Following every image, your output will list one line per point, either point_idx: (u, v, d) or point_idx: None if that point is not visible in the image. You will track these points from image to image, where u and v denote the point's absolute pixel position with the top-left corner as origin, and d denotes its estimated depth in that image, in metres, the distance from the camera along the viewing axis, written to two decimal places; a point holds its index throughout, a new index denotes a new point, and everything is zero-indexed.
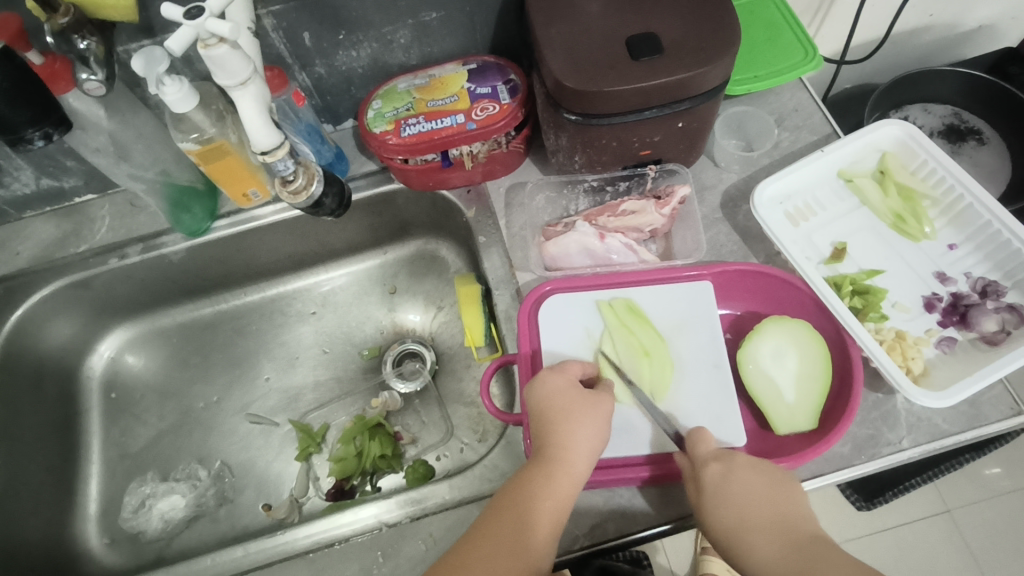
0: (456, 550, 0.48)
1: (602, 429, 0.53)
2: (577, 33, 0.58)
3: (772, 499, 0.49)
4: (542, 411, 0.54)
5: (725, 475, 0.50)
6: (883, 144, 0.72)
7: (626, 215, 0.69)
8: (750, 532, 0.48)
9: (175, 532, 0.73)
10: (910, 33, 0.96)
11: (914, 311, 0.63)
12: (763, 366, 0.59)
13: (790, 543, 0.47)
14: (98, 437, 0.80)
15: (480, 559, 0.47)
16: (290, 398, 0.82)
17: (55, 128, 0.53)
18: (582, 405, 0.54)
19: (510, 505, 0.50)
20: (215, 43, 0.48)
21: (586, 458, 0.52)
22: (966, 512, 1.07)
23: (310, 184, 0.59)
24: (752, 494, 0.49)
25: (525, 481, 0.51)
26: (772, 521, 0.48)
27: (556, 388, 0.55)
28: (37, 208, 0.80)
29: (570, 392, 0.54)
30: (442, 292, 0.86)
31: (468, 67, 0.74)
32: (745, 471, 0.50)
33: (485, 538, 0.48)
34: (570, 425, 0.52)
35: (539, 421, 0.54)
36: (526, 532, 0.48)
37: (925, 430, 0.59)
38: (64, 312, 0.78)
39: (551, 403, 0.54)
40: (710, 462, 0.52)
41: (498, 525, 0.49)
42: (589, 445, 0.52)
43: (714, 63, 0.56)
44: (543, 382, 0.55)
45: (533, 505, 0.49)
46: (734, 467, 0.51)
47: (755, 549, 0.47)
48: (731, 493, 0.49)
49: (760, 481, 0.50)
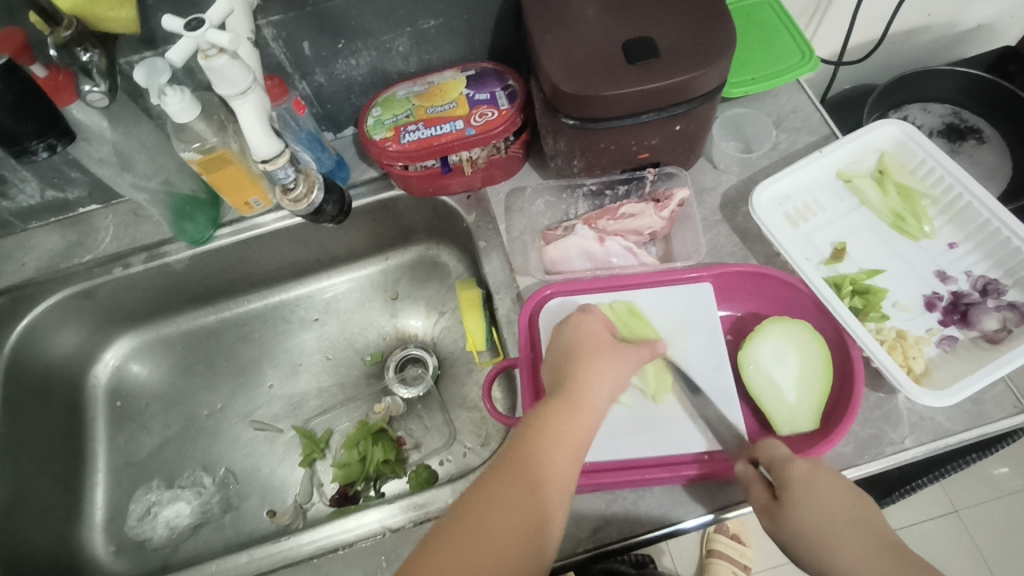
0: (482, 486, 0.44)
1: (621, 375, 0.54)
2: (575, 38, 0.58)
3: (859, 504, 0.47)
4: (569, 352, 0.54)
5: (809, 475, 0.49)
6: (881, 144, 0.72)
7: (625, 219, 0.69)
8: (839, 532, 0.46)
9: (180, 539, 0.74)
10: (908, 33, 0.96)
11: (915, 310, 0.63)
12: (764, 367, 0.59)
13: (888, 547, 0.45)
14: (103, 445, 0.81)
15: (508, 493, 0.44)
16: (293, 404, 0.82)
17: (60, 139, 0.54)
18: (604, 350, 0.55)
19: (536, 437, 0.47)
20: (215, 54, 0.49)
21: (605, 398, 0.52)
22: (974, 512, 1.07)
23: (310, 191, 0.59)
24: (839, 495, 0.48)
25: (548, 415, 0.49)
26: (862, 524, 0.46)
27: (583, 333, 0.56)
28: (42, 219, 0.80)
29: (596, 338, 0.56)
30: (443, 297, 0.87)
31: (467, 74, 0.74)
32: (825, 477, 0.49)
33: (512, 472, 0.45)
34: (595, 366, 0.53)
35: (565, 360, 0.54)
36: (555, 464, 0.46)
37: (928, 429, 0.58)
38: (69, 322, 0.79)
39: (579, 344, 0.55)
40: (795, 459, 0.50)
41: (523, 458, 0.46)
42: (609, 386, 0.52)
43: (710, 65, 0.56)
44: (573, 328, 0.57)
45: (558, 437, 0.47)
46: (818, 467, 0.49)
47: (847, 550, 0.45)
48: (819, 492, 0.48)
49: (844, 484, 0.48)
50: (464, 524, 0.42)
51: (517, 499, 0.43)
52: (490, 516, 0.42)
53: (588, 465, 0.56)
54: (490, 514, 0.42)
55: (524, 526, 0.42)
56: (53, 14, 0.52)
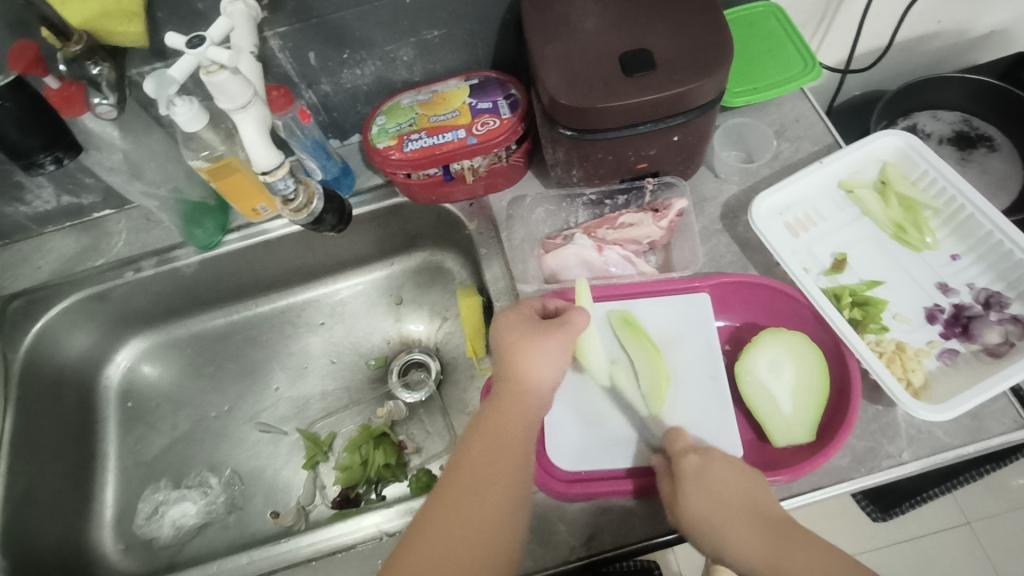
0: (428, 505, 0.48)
1: (557, 359, 0.54)
2: (572, 50, 0.59)
3: (748, 488, 0.50)
4: (499, 350, 0.55)
5: (702, 466, 0.51)
6: (883, 154, 0.71)
7: (624, 228, 0.69)
8: (725, 517, 0.48)
9: (186, 539, 0.76)
10: (918, 39, 0.95)
11: (915, 322, 0.63)
12: (760, 378, 0.59)
13: (771, 527, 0.48)
14: (114, 445, 0.83)
15: (451, 504, 0.47)
16: (299, 407, 0.84)
17: (66, 152, 0.56)
18: (534, 337, 0.54)
19: (473, 445, 0.50)
20: (217, 69, 0.50)
21: (542, 389, 0.53)
22: (986, 524, 1.06)
23: (310, 201, 0.60)
24: (728, 483, 0.50)
25: (482, 423, 0.51)
26: (749, 507, 0.49)
27: (512, 325, 0.55)
28: (58, 224, 0.83)
29: (527, 326, 0.55)
30: (447, 302, 0.88)
31: (470, 83, 0.75)
32: (720, 464, 0.51)
33: (452, 484, 0.48)
34: (524, 358, 0.53)
35: (496, 359, 0.55)
36: (494, 468, 0.48)
37: (926, 443, 0.58)
38: (81, 324, 0.81)
39: (508, 338, 0.55)
40: (688, 453, 0.53)
41: (463, 468, 0.49)
42: (542, 374, 0.53)
43: (706, 77, 0.56)
44: (499, 321, 0.56)
45: (495, 441, 0.50)
46: (711, 459, 0.52)
47: (734, 533, 0.48)
48: (708, 482, 0.50)
49: (733, 471, 0.51)
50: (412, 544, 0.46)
51: (461, 510, 0.47)
52: (436, 532, 0.46)
53: (583, 473, 0.57)
54: (436, 529, 0.46)
55: (482, 518, 0.46)
56: (65, 30, 0.54)
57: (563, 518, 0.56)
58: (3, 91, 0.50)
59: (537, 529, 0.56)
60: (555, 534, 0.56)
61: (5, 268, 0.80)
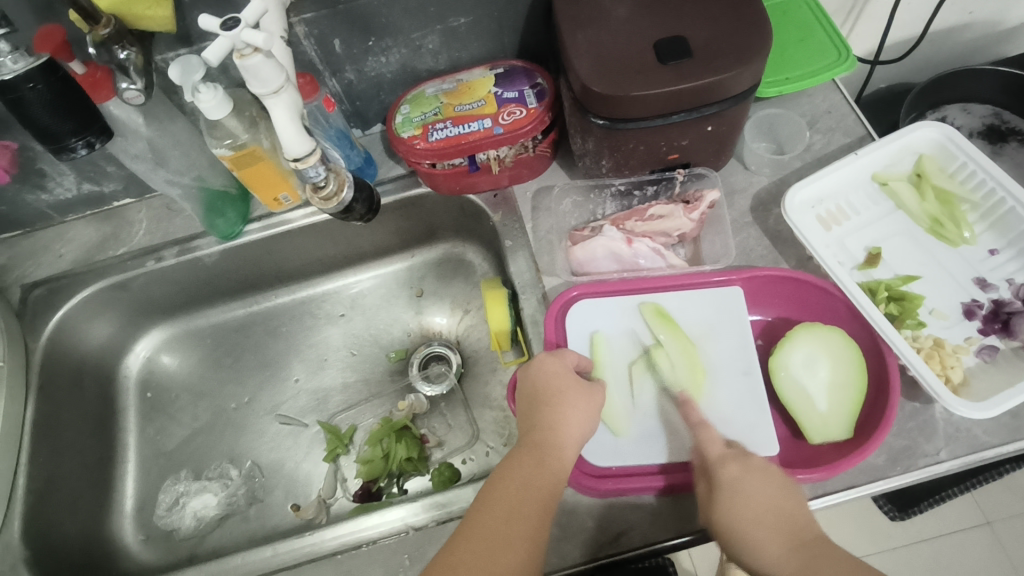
0: (445, 550, 0.47)
1: (592, 416, 0.55)
2: (605, 36, 0.58)
3: (779, 500, 0.48)
4: (535, 395, 0.55)
5: (739, 473, 0.50)
6: (919, 147, 0.69)
7: (654, 220, 0.68)
8: (755, 530, 0.46)
9: (207, 530, 0.75)
10: (949, 31, 0.93)
11: (953, 318, 0.62)
12: (795, 375, 0.58)
13: (801, 543, 0.45)
14: (134, 435, 0.82)
15: (473, 556, 0.46)
16: (319, 399, 0.83)
17: (98, 137, 0.54)
18: (575, 391, 0.55)
19: (499, 495, 0.50)
20: (250, 52, 0.49)
21: (574, 443, 0.53)
22: (1006, 525, 1.05)
23: (341, 189, 0.59)
24: (760, 496, 0.48)
25: (500, 479, 0.51)
26: (780, 520, 0.47)
27: (553, 370, 0.56)
28: (78, 213, 0.82)
29: (568, 377, 0.56)
30: (469, 295, 0.87)
31: (495, 72, 0.74)
32: (756, 474, 0.50)
33: (475, 532, 0.48)
34: (562, 408, 0.54)
35: (524, 414, 0.55)
36: (518, 522, 0.48)
37: (964, 442, 0.57)
38: (101, 314, 0.81)
39: (547, 386, 0.55)
40: (726, 461, 0.51)
41: (487, 517, 0.48)
42: (575, 430, 0.53)
43: (744, 66, 0.55)
44: (540, 364, 0.57)
45: (524, 493, 0.49)
46: (748, 469, 0.50)
47: (763, 547, 0.46)
48: (740, 490, 0.49)
49: (764, 483, 0.49)
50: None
51: (474, 564, 0.45)
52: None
53: (613, 469, 0.56)
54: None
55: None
56: (93, 13, 0.52)
57: (593, 514, 0.55)
58: (34, 73, 0.49)
59: (565, 525, 0.55)
60: (584, 531, 0.55)
61: (27, 256, 0.80)
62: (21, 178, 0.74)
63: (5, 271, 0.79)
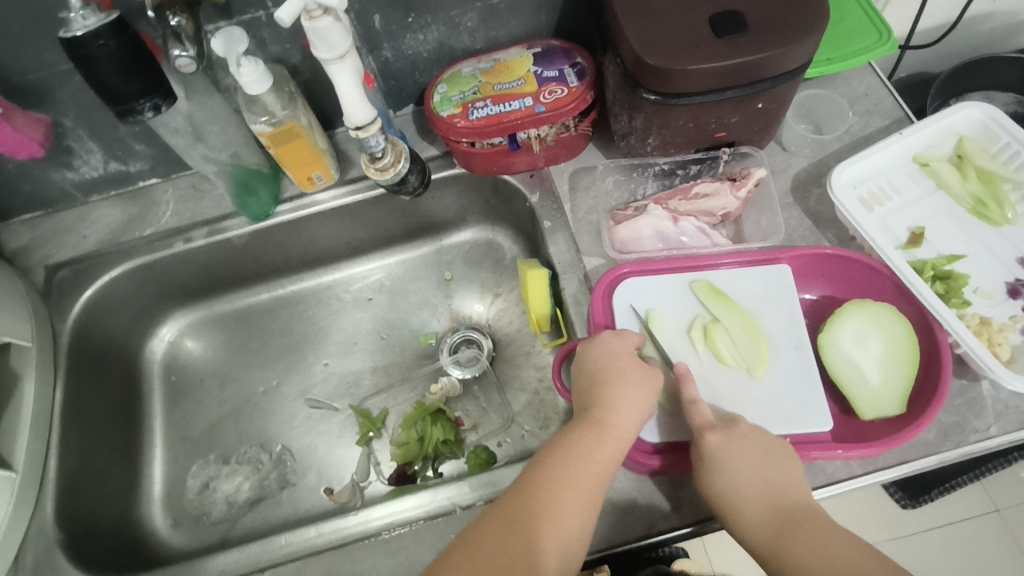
0: (501, 505, 0.48)
1: (651, 400, 0.54)
2: (658, 10, 0.57)
3: (769, 472, 0.50)
4: (596, 373, 0.55)
5: (723, 442, 0.51)
6: (961, 128, 0.70)
7: (699, 199, 0.67)
8: (741, 500, 0.49)
9: (239, 514, 0.74)
10: (975, 19, 0.93)
11: (997, 297, 0.62)
12: (845, 350, 0.58)
13: (783, 517, 0.48)
14: (160, 420, 0.81)
15: (525, 516, 0.46)
16: (348, 383, 0.82)
17: (165, 100, 0.53)
18: (637, 372, 0.55)
19: (556, 462, 0.49)
20: (319, 16, 0.49)
21: (633, 424, 0.52)
22: (1016, 512, 1.06)
23: (397, 161, 0.59)
24: (749, 465, 0.50)
25: (556, 447, 0.51)
26: (767, 493, 0.49)
27: (616, 351, 0.56)
28: (103, 193, 0.80)
29: (630, 358, 0.56)
30: (498, 279, 0.86)
31: (533, 51, 0.73)
32: (743, 443, 0.51)
33: (532, 492, 0.48)
34: (623, 387, 0.53)
35: (584, 390, 0.55)
36: (575, 489, 0.48)
37: (1013, 418, 0.57)
38: (127, 295, 0.79)
39: (609, 365, 0.55)
40: (707, 429, 0.52)
41: (545, 480, 0.48)
42: (635, 411, 0.53)
43: (801, 40, 0.55)
44: (602, 344, 0.57)
45: (582, 464, 0.49)
46: (733, 437, 0.51)
47: (745, 518, 0.49)
48: (726, 461, 0.50)
49: (756, 452, 0.51)
50: (480, 539, 0.45)
51: (525, 526, 0.46)
52: (505, 538, 0.45)
53: (660, 445, 0.56)
54: (511, 532, 0.45)
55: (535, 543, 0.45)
56: None
57: (644, 491, 0.56)
58: (105, 31, 0.48)
59: (618, 503, 0.56)
60: (635, 507, 0.56)
61: (51, 237, 0.78)
62: (49, 156, 0.72)
63: (27, 251, 0.77)
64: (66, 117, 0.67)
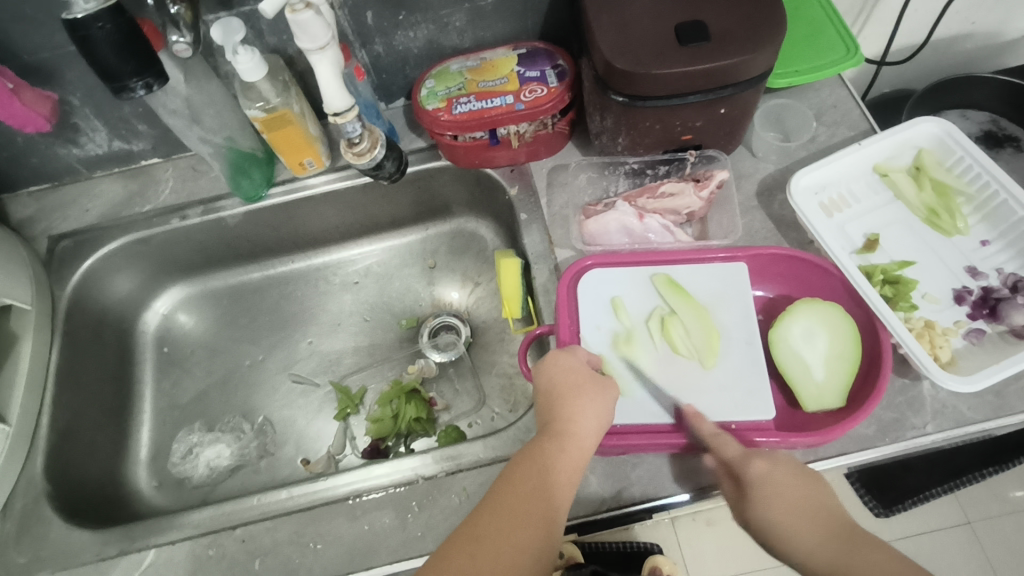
0: (469, 522, 0.49)
1: (609, 407, 0.57)
2: (629, 18, 0.61)
3: (815, 494, 0.50)
4: (552, 390, 0.57)
5: (768, 470, 0.51)
6: (920, 141, 0.73)
7: (664, 197, 0.72)
8: (793, 523, 0.48)
9: (219, 479, 0.78)
10: (952, 39, 0.96)
11: (944, 302, 0.65)
12: (794, 345, 0.62)
13: (838, 535, 0.47)
14: (150, 388, 0.85)
15: (494, 531, 0.48)
16: (330, 361, 0.86)
17: (156, 80, 0.57)
18: (591, 384, 0.57)
19: (521, 476, 0.51)
20: (301, 9, 0.53)
21: (594, 431, 0.54)
22: (986, 525, 1.08)
23: (373, 147, 0.64)
24: (795, 488, 0.50)
25: (520, 463, 0.52)
26: (817, 514, 0.48)
27: (568, 366, 0.58)
28: (107, 169, 0.85)
29: (583, 371, 0.58)
30: (479, 269, 0.90)
31: (518, 52, 0.77)
32: (785, 468, 0.51)
33: (498, 509, 0.49)
34: (580, 399, 0.56)
35: (544, 407, 0.57)
36: (541, 501, 0.50)
37: (950, 417, 0.60)
38: (125, 267, 0.84)
39: (563, 380, 0.57)
40: (750, 458, 0.52)
41: (511, 495, 0.50)
42: (593, 420, 0.55)
43: (759, 50, 0.58)
44: (555, 360, 0.59)
45: (547, 476, 0.51)
46: (777, 464, 0.52)
47: (801, 541, 0.47)
48: (774, 487, 0.50)
49: (800, 479, 0.51)
50: (451, 560, 0.46)
51: (496, 542, 0.47)
52: (478, 554, 0.46)
53: (619, 427, 0.59)
54: (480, 550, 0.47)
55: (505, 558, 0.46)
56: None
57: (596, 470, 0.60)
58: (102, 14, 0.52)
59: None
60: (586, 483, 0.59)
61: (54, 209, 0.83)
62: (57, 131, 0.77)
63: (32, 222, 0.82)
64: (73, 96, 0.72)
